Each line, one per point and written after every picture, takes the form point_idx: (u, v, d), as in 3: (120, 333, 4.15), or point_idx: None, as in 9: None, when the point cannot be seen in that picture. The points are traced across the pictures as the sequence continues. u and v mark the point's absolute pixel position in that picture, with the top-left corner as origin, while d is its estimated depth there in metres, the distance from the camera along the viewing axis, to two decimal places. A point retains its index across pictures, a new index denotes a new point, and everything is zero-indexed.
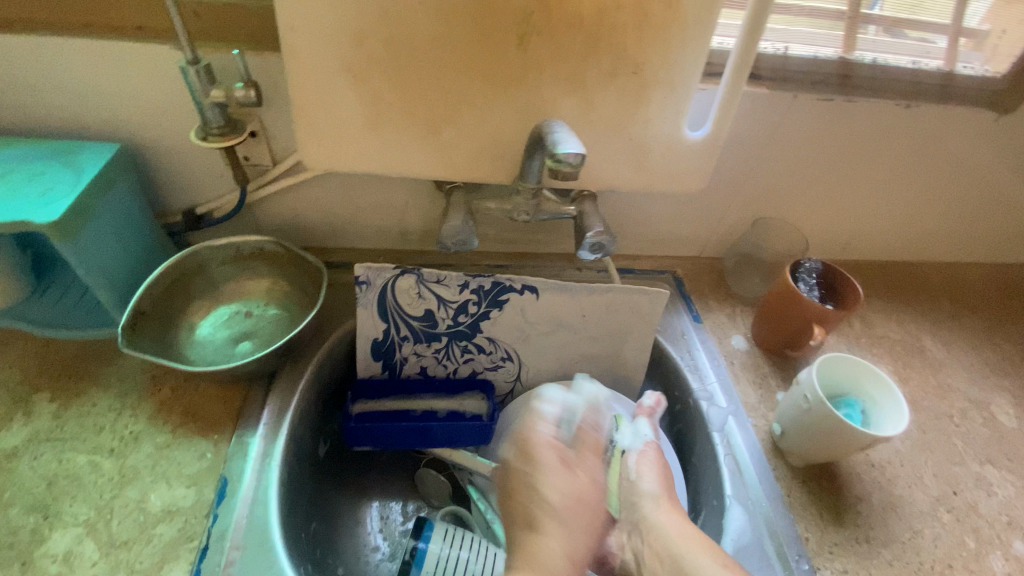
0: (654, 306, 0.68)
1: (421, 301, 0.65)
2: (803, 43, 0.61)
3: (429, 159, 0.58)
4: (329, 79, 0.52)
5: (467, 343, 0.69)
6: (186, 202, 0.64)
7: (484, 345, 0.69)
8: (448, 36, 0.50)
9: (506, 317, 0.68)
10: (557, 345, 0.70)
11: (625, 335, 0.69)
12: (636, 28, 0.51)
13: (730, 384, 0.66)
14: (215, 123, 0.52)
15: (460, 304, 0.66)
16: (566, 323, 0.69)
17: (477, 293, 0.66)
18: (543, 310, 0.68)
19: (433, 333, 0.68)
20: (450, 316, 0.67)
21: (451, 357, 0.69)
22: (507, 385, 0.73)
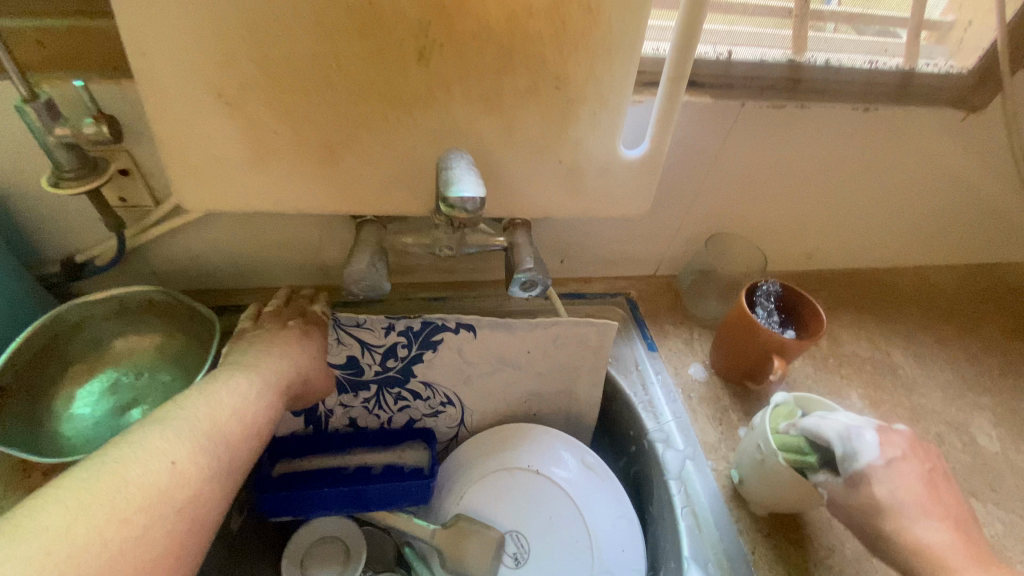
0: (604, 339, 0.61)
1: (342, 348, 0.58)
2: (748, 45, 0.55)
3: (332, 192, 0.51)
4: (197, 109, 0.44)
5: (400, 390, 0.62)
6: (63, 249, 0.56)
7: (421, 391, 0.62)
8: (333, 54, 0.43)
9: (441, 359, 0.60)
10: (501, 386, 0.63)
11: (576, 372, 0.63)
12: (553, 37, 0.44)
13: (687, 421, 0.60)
14: (68, 165, 0.44)
15: (387, 348, 0.59)
16: (509, 362, 0.61)
17: (406, 336, 0.58)
18: (482, 350, 0.60)
19: (360, 382, 0.60)
20: (377, 362, 0.59)
21: (384, 405, 0.62)
22: (450, 430, 0.65)
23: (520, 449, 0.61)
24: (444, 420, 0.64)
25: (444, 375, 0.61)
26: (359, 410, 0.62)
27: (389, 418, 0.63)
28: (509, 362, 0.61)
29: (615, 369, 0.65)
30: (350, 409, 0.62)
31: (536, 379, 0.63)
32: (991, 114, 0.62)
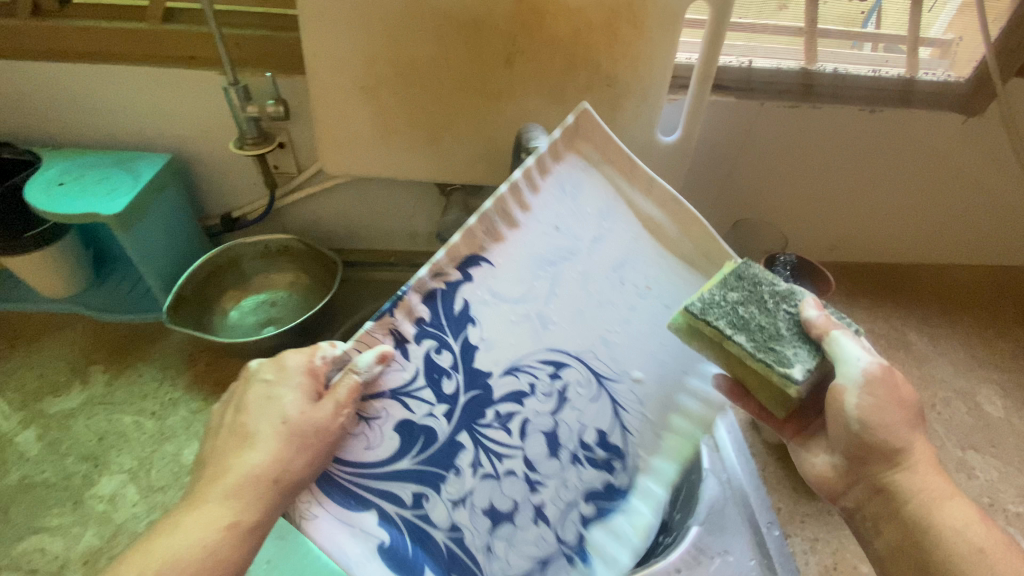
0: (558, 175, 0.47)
1: (390, 428, 0.37)
2: (767, 57, 0.68)
3: (432, 163, 0.66)
4: (345, 96, 0.61)
5: (523, 411, 0.40)
6: (223, 207, 0.73)
7: (529, 388, 0.41)
8: (445, 58, 0.58)
9: (487, 317, 0.42)
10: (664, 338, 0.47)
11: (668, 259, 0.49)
12: (606, 46, 0.58)
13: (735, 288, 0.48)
14: (250, 135, 0.62)
15: (432, 379, 0.39)
16: (629, 281, 0.47)
17: (412, 332, 0.39)
18: (519, 285, 0.44)
19: (495, 445, 0.39)
20: (453, 382, 0.39)
21: (568, 451, 0.41)
22: (553, 415, 0.41)
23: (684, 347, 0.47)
24: (615, 393, 0.43)
25: (517, 331, 0.42)
26: (551, 485, 0.40)
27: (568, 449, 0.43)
28: (593, 281, 0.46)
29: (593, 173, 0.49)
30: (531, 506, 0.39)
31: (631, 251, 0.48)
32: (992, 119, 0.71)
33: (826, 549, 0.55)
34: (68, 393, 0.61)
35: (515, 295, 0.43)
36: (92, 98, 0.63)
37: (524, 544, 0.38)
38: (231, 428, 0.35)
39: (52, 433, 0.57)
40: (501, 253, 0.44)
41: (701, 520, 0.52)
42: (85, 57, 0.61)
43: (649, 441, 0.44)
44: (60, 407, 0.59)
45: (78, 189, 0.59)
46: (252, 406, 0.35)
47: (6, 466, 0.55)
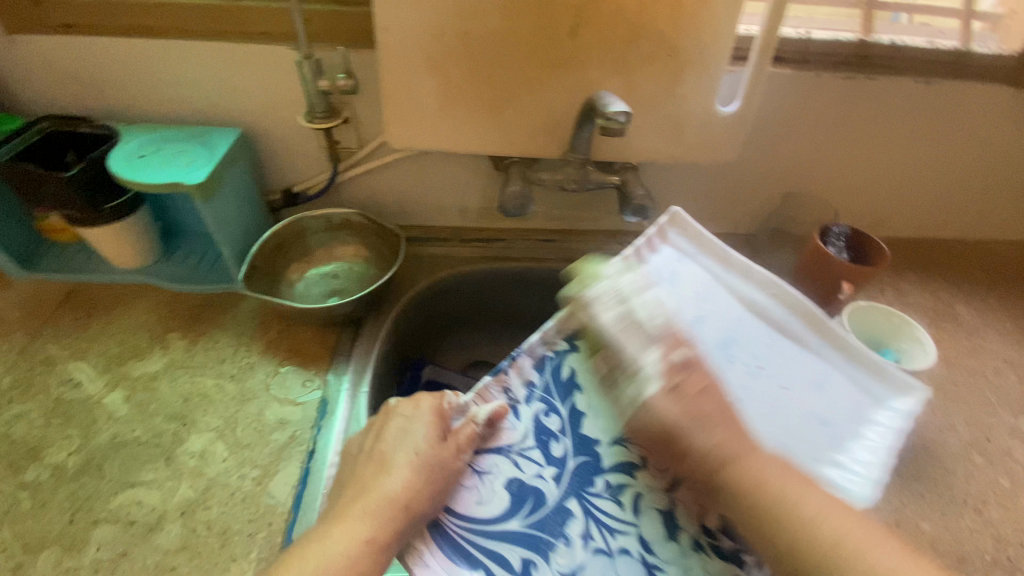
0: (661, 257, 0.59)
1: (502, 487, 0.45)
2: (823, 28, 0.68)
3: (491, 136, 0.68)
4: (413, 69, 0.62)
5: (633, 484, 0.45)
6: (285, 181, 0.76)
7: (640, 459, 0.47)
8: (512, 30, 0.60)
9: (595, 387, 0.50)
10: (801, 405, 0.51)
11: (782, 337, 0.56)
12: (671, 16, 0.59)
13: (852, 350, 0.55)
14: (319, 108, 0.63)
15: (540, 441, 0.48)
16: (740, 357, 0.54)
17: (521, 393, 0.50)
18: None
19: (606, 517, 0.44)
20: (561, 448, 0.47)
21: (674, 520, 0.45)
22: None
23: (822, 402, 0.52)
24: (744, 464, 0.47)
25: (622, 401, 0.50)
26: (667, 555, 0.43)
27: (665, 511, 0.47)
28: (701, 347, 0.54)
29: (698, 248, 0.60)
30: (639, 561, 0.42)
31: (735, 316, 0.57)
32: None
33: (887, 507, 0.56)
34: (151, 357, 0.64)
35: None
36: (168, 73, 0.66)
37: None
38: (371, 453, 0.46)
39: (138, 395, 0.60)
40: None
41: None
42: (158, 33, 0.63)
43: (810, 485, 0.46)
44: (145, 369, 0.62)
45: (158, 161, 0.62)
46: (389, 438, 0.46)
47: (98, 426, 0.58)
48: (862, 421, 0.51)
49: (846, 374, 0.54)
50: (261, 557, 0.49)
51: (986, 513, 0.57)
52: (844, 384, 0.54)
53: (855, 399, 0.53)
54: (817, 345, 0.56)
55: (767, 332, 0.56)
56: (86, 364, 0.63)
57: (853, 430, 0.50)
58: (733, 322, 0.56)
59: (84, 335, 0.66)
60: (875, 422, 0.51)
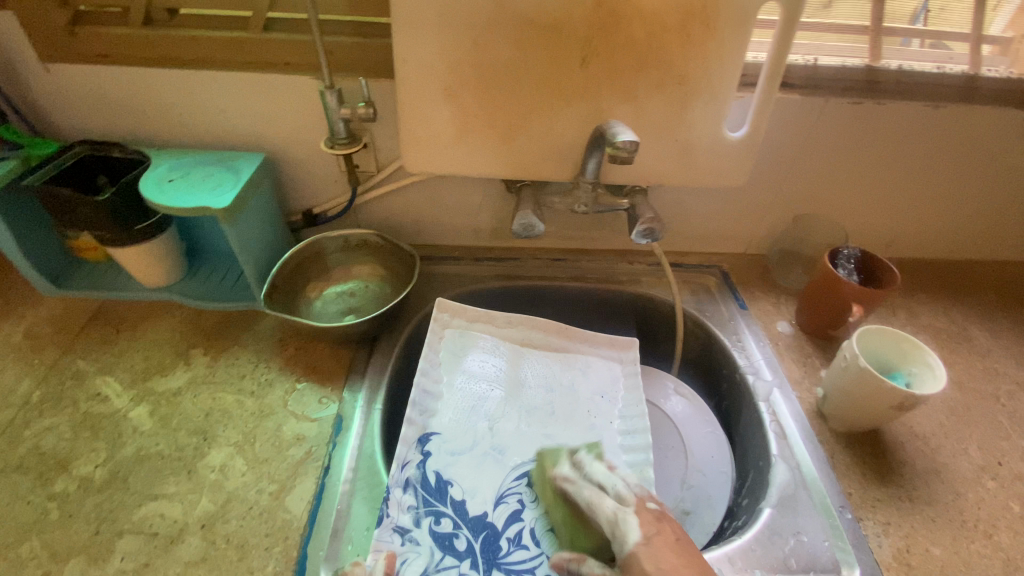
0: (449, 341, 0.67)
1: None
2: (830, 55, 0.70)
3: (504, 161, 0.70)
4: (429, 97, 0.64)
5: (525, 522, 0.52)
6: (305, 204, 0.79)
7: (519, 503, 0.53)
8: (525, 61, 0.62)
9: (456, 472, 0.55)
10: (586, 397, 0.64)
11: (550, 352, 0.68)
12: (679, 46, 0.61)
13: (591, 337, 0.70)
14: (341, 135, 0.66)
15: (445, 546, 0.50)
16: (531, 384, 0.64)
17: (409, 524, 0.51)
18: (465, 437, 0.58)
19: (523, 565, 0.49)
20: (465, 539, 0.50)
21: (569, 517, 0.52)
22: None
23: (591, 387, 0.65)
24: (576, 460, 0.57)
25: (481, 470, 0.55)
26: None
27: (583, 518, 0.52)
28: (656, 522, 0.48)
29: (471, 322, 0.69)
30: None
31: (502, 344, 0.68)
32: None
33: (897, 532, 0.56)
34: (174, 373, 0.66)
35: (466, 443, 0.58)
36: (196, 101, 0.69)
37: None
38: None
39: (162, 410, 0.62)
40: (442, 405, 0.61)
41: (772, 503, 0.57)
42: (188, 63, 0.67)
43: (620, 465, 0.57)
44: (169, 385, 0.65)
45: (187, 185, 0.64)
46: None
47: (124, 439, 0.60)
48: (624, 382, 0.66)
49: (589, 355, 0.69)
50: (276, 570, 0.50)
51: (997, 538, 0.56)
52: (599, 365, 0.67)
53: (610, 367, 0.67)
54: (572, 345, 0.69)
55: (542, 355, 0.68)
56: (113, 379, 0.66)
57: (624, 397, 0.64)
58: (512, 359, 0.67)
59: (112, 351, 0.69)
60: (629, 381, 0.66)
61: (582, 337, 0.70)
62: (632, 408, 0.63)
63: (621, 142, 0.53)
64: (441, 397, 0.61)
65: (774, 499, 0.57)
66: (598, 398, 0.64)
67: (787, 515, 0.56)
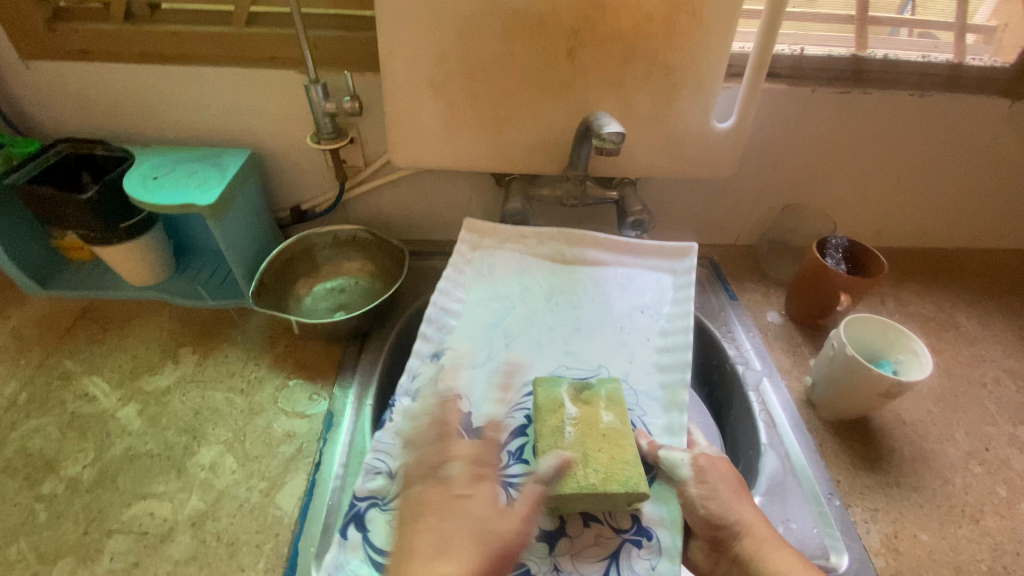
0: (474, 259, 0.66)
1: None
2: (816, 45, 0.70)
3: (492, 154, 0.70)
4: (415, 91, 0.64)
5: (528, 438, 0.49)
6: (292, 200, 0.78)
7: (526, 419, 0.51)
8: (511, 53, 0.61)
9: (466, 386, 0.54)
10: (623, 311, 0.62)
11: (584, 268, 0.66)
12: (665, 36, 0.60)
13: (635, 249, 0.67)
14: (327, 130, 0.66)
15: None
16: (560, 300, 0.62)
17: (408, 429, 0.50)
18: (482, 352, 0.57)
19: (518, 478, 0.47)
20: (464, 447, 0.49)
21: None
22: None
23: (629, 301, 0.62)
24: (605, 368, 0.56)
25: (491, 383, 0.54)
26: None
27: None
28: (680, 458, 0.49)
29: (497, 242, 0.67)
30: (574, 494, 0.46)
31: (537, 262, 0.66)
32: None
33: (885, 518, 0.56)
34: (163, 372, 0.66)
35: (482, 358, 0.56)
36: (180, 97, 0.68)
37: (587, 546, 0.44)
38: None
39: (151, 409, 0.62)
40: (461, 323, 0.59)
41: (762, 491, 0.57)
42: (171, 58, 0.66)
43: (651, 385, 0.55)
44: (158, 384, 0.64)
45: (171, 182, 0.64)
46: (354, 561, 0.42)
47: (113, 439, 0.60)
48: (670, 296, 0.63)
49: (631, 269, 0.66)
50: (268, 567, 0.50)
51: (983, 522, 0.57)
52: (642, 278, 0.65)
53: (658, 279, 0.65)
54: (611, 258, 0.67)
55: (577, 271, 0.65)
56: (100, 379, 0.65)
57: (666, 311, 0.61)
58: (542, 278, 0.65)
59: (100, 350, 0.68)
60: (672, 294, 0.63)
61: (621, 244, 0.67)
62: (675, 322, 0.60)
63: (607, 134, 0.53)
64: (460, 317, 0.60)
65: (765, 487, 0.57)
66: (637, 312, 0.61)
67: (778, 502, 0.56)
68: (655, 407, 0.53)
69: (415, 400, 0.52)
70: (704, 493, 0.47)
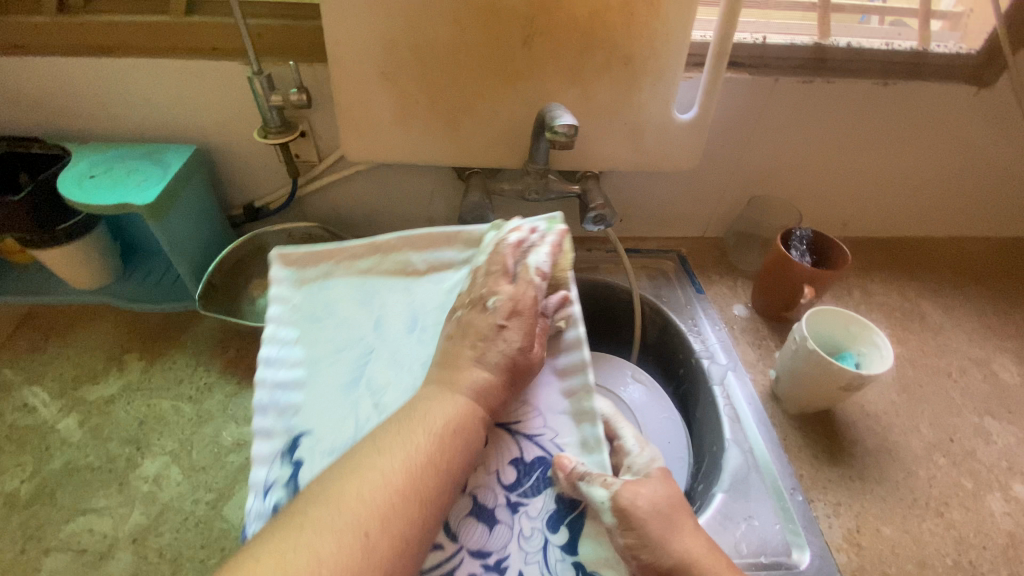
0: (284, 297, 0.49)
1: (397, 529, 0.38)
2: (779, 33, 0.68)
3: (450, 147, 0.67)
4: (366, 82, 0.61)
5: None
6: (245, 197, 0.75)
7: None
8: (464, 42, 0.59)
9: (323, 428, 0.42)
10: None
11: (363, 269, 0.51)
12: (624, 24, 0.58)
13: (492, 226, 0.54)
14: (274, 124, 0.63)
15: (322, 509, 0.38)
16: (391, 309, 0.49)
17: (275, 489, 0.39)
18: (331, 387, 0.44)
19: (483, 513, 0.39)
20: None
21: (502, 507, 0.40)
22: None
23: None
24: (522, 427, 0.43)
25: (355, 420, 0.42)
26: (511, 554, 0.38)
27: (512, 510, 0.40)
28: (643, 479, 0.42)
29: (329, 268, 0.51)
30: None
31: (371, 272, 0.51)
32: (1003, 88, 0.71)
33: (848, 512, 0.56)
34: (107, 380, 0.63)
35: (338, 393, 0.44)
36: (119, 91, 0.65)
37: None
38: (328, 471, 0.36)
39: (93, 420, 0.59)
40: (307, 395, 0.44)
41: (725, 488, 0.56)
42: (106, 50, 0.62)
43: (556, 399, 0.44)
44: (101, 393, 0.61)
45: (108, 181, 0.61)
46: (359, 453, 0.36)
47: (51, 452, 0.57)
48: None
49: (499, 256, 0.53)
50: None
51: (947, 515, 0.57)
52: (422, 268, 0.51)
53: None
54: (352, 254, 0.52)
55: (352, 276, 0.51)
56: (41, 389, 0.62)
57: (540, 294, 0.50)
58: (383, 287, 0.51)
59: (40, 359, 0.65)
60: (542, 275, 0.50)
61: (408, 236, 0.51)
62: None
63: (560, 127, 0.51)
64: (302, 386, 0.44)
65: (728, 484, 0.57)
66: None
67: (742, 500, 0.55)
68: (564, 423, 0.43)
69: (285, 484, 0.39)
70: (634, 541, 0.38)
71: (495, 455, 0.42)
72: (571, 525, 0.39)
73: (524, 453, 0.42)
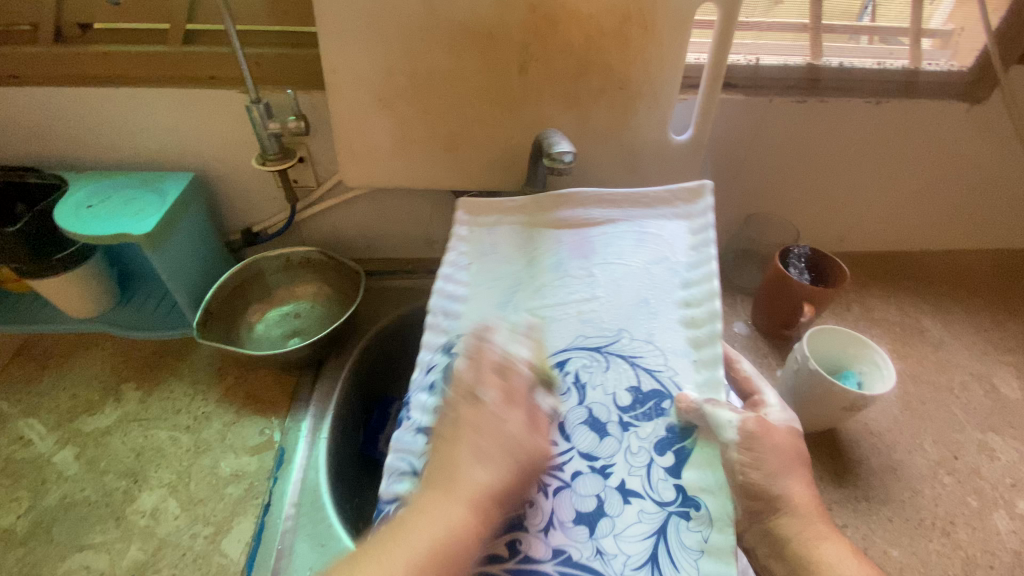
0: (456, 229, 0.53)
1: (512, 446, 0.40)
2: (772, 55, 0.69)
3: (448, 171, 0.67)
4: (364, 109, 0.62)
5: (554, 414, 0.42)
6: (244, 221, 0.75)
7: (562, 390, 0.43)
8: (461, 68, 0.59)
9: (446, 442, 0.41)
10: (642, 269, 0.49)
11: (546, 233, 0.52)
12: (618, 50, 0.59)
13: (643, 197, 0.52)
14: (271, 151, 0.62)
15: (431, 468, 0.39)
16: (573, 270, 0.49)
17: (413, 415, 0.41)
18: None
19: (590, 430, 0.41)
20: None
21: (614, 422, 0.41)
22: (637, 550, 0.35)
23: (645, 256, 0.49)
24: (644, 362, 0.44)
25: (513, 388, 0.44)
26: (616, 463, 0.39)
27: (623, 427, 0.41)
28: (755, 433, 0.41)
29: (499, 217, 0.54)
30: (615, 489, 0.38)
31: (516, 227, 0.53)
32: (996, 104, 0.72)
33: (854, 535, 0.55)
34: (104, 411, 0.62)
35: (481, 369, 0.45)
36: (118, 121, 0.65)
37: (629, 524, 0.36)
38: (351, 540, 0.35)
39: (89, 452, 0.58)
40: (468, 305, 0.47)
41: None
42: (107, 79, 0.63)
43: (682, 343, 0.44)
44: (98, 425, 0.61)
45: (105, 211, 0.60)
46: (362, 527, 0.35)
47: (48, 486, 0.56)
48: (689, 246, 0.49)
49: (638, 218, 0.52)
50: None
51: (955, 535, 0.56)
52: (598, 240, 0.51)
53: (670, 227, 0.51)
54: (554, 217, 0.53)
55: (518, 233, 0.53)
56: (37, 421, 0.61)
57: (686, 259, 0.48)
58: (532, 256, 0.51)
59: (36, 390, 0.64)
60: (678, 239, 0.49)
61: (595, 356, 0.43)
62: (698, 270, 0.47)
63: (560, 153, 0.51)
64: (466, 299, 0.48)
65: None
66: (653, 266, 0.48)
67: None
68: (684, 364, 0.43)
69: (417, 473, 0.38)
70: (749, 459, 0.38)
71: (615, 376, 0.43)
72: (679, 450, 0.39)
73: (641, 382, 0.43)
